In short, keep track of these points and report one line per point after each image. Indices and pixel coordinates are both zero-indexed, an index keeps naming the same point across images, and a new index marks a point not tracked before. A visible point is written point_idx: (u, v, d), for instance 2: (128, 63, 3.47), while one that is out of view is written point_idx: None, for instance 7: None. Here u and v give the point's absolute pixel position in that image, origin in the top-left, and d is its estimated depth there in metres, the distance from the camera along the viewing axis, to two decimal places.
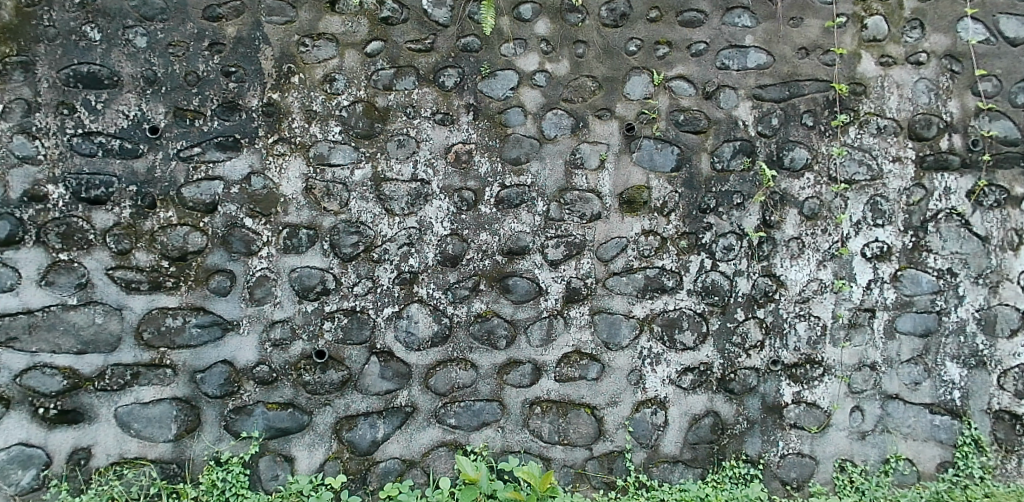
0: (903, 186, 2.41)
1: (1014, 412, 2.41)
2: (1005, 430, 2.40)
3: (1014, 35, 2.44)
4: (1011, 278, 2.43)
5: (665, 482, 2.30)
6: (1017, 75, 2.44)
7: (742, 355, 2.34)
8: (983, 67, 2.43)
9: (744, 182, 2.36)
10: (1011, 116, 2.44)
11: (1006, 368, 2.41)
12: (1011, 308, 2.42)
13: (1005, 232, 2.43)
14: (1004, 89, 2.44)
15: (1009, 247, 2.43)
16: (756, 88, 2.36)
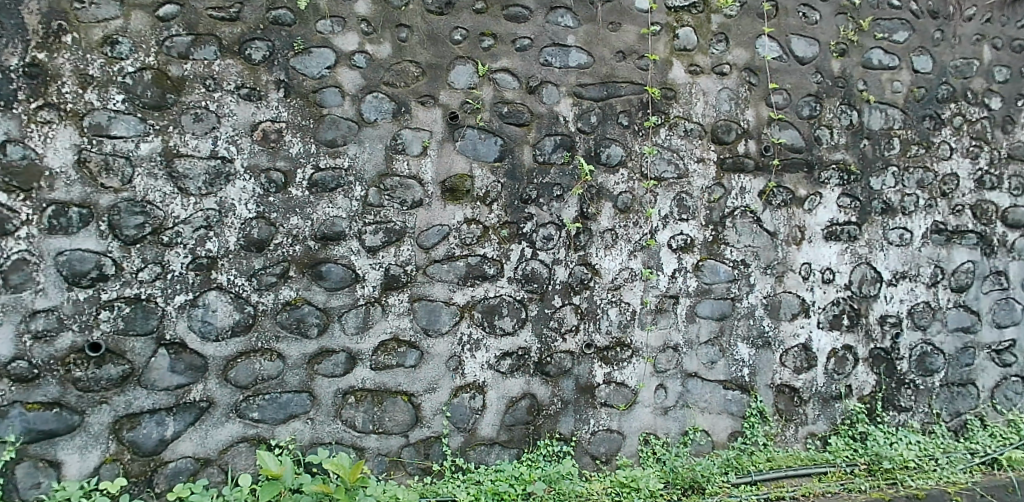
0: (705, 185, 2.55)
1: (794, 386, 2.61)
2: (785, 401, 2.61)
3: (803, 54, 2.60)
4: (794, 269, 2.60)
5: (482, 464, 2.39)
6: (804, 90, 2.61)
7: (558, 339, 2.45)
8: (775, 81, 2.58)
9: (563, 175, 2.45)
10: (798, 127, 2.60)
11: (788, 348, 2.60)
12: (793, 295, 2.60)
13: (789, 228, 2.59)
14: (792, 103, 2.60)
15: (793, 241, 2.59)
16: (576, 87, 2.46)
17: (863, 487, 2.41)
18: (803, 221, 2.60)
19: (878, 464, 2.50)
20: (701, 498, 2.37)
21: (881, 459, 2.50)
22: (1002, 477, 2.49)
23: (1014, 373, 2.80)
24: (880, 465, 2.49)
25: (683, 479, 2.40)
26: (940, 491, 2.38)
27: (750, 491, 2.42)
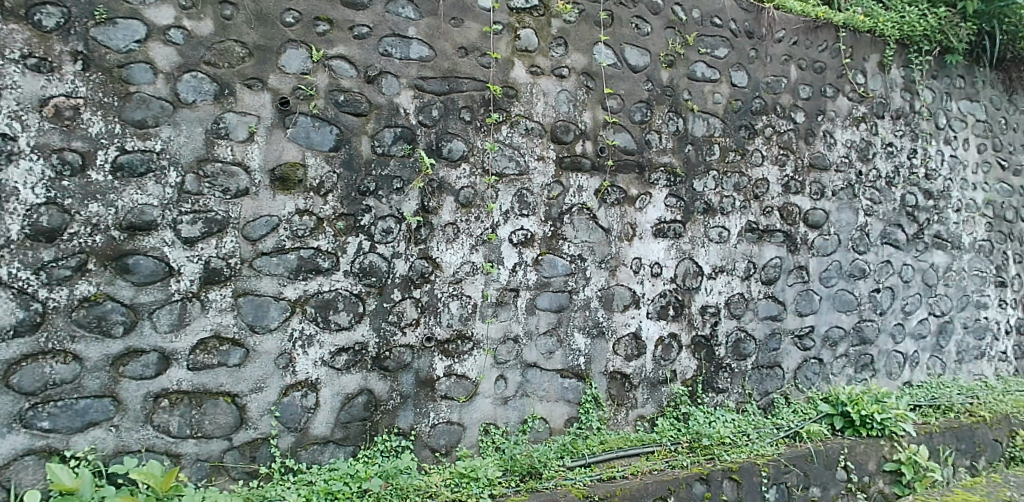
0: (545, 182, 2.63)
1: (625, 373, 2.72)
2: (618, 387, 2.72)
3: (636, 63, 2.71)
4: (626, 263, 2.71)
5: (315, 464, 2.31)
6: (637, 97, 2.72)
7: (398, 333, 2.43)
8: (610, 86, 2.69)
9: (404, 167, 2.44)
10: (632, 130, 2.71)
11: (621, 337, 2.71)
12: (626, 287, 2.71)
13: (623, 225, 2.70)
14: (626, 108, 2.71)
15: (626, 237, 2.71)
16: (417, 79, 2.45)
17: (685, 463, 2.52)
18: (636, 218, 2.71)
19: (698, 441, 2.64)
20: (538, 482, 2.38)
21: (700, 437, 2.66)
22: (802, 448, 2.65)
23: (813, 356, 2.98)
24: (700, 442, 2.63)
25: (520, 465, 2.43)
26: (751, 465, 2.53)
27: (583, 472, 2.47)
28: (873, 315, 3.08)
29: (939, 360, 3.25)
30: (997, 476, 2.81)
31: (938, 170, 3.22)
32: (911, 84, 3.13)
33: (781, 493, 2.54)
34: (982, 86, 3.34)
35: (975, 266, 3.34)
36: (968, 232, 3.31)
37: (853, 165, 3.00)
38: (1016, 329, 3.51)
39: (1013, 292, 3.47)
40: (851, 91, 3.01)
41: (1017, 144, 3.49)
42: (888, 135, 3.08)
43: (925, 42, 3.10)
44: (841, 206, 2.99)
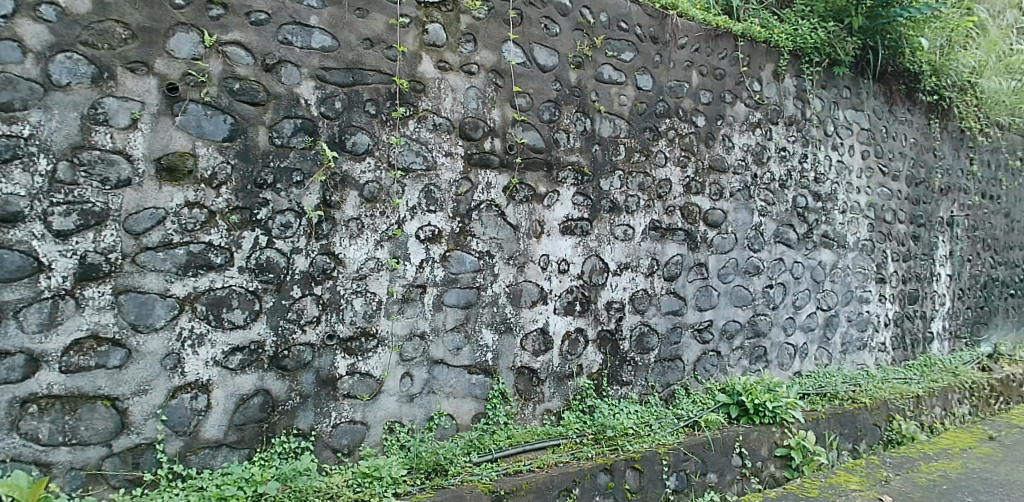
0: (453, 178, 2.62)
1: (532, 368, 2.76)
2: (526, 382, 2.75)
3: (544, 62, 2.76)
4: (534, 259, 2.75)
5: (206, 468, 2.20)
6: (545, 96, 2.76)
7: (298, 331, 2.36)
8: (519, 85, 2.72)
9: (304, 160, 2.36)
10: (540, 129, 2.75)
11: (528, 333, 2.74)
12: (534, 283, 2.74)
13: (531, 222, 2.74)
14: (535, 107, 2.74)
15: (534, 234, 2.74)
16: (320, 70, 2.39)
17: (590, 455, 2.55)
18: (544, 216, 2.75)
19: (603, 432, 2.68)
20: (443, 479, 2.36)
21: (605, 428, 2.69)
22: (699, 436, 2.75)
23: (711, 349, 3.12)
24: (605, 433, 2.67)
25: (425, 463, 2.39)
26: (653, 454, 2.59)
27: (489, 467, 2.45)
28: (767, 309, 3.27)
29: (826, 351, 3.48)
30: (875, 458, 2.98)
31: (826, 174, 3.45)
32: (802, 93, 3.34)
33: (681, 480, 2.63)
34: (866, 96, 3.60)
35: (857, 264, 3.60)
36: (851, 232, 3.57)
37: (749, 168, 3.17)
38: (894, 322, 3.81)
39: (891, 288, 3.77)
40: (748, 98, 3.17)
41: (896, 152, 3.78)
42: (781, 140, 3.27)
43: (816, 54, 3.31)
44: (738, 206, 3.15)
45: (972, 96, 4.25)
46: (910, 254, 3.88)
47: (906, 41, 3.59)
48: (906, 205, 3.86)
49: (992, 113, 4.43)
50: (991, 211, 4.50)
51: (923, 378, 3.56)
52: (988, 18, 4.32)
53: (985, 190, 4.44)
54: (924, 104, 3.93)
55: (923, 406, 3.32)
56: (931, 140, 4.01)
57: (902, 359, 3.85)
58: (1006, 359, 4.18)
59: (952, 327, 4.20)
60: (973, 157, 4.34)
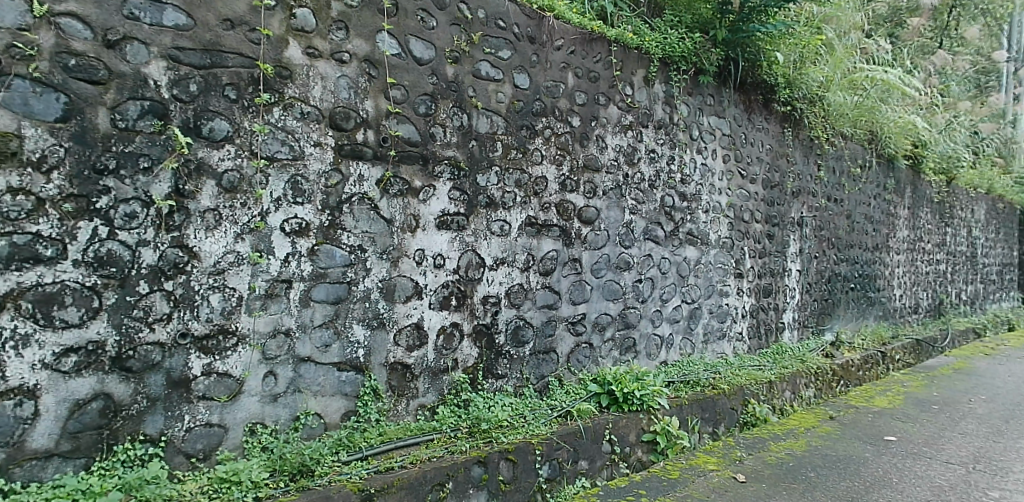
0: (322, 169, 2.52)
1: (406, 363, 2.72)
2: (399, 378, 2.71)
3: (421, 55, 2.73)
4: (409, 254, 2.71)
5: (33, 482, 1.90)
6: (421, 89, 2.73)
7: (144, 329, 2.12)
8: (394, 76, 2.68)
9: (153, 145, 2.15)
10: (416, 122, 2.72)
11: (402, 328, 2.71)
12: (408, 278, 2.71)
13: (406, 216, 2.69)
14: (410, 99, 2.71)
15: (409, 229, 2.70)
16: (172, 49, 2.19)
17: (464, 448, 2.54)
18: (419, 210, 2.72)
19: (477, 426, 2.70)
20: (310, 480, 2.20)
21: (480, 422, 2.72)
22: (572, 425, 2.80)
23: (584, 340, 3.21)
24: (479, 426, 2.69)
25: (290, 465, 2.21)
26: (526, 444, 2.63)
27: (359, 466, 2.34)
28: (636, 302, 3.44)
29: (689, 341, 3.72)
30: (732, 439, 3.22)
31: (691, 175, 3.69)
32: (671, 99, 3.54)
33: (554, 469, 2.69)
34: (727, 105, 3.89)
35: (719, 260, 3.88)
36: (714, 230, 3.83)
37: (621, 168, 3.32)
38: (751, 313, 4.14)
39: (748, 282, 4.10)
40: (620, 101, 3.31)
41: (754, 157, 4.11)
42: (651, 143, 3.46)
43: (683, 62, 3.52)
44: (610, 204, 3.28)
45: (819, 108, 4.72)
46: (765, 251, 4.23)
47: (763, 54, 3.89)
48: (762, 206, 4.21)
49: (835, 124, 4.95)
50: (835, 213, 5.01)
51: (775, 364, 3.90)
52: (836, 36, 4.64)
53: (830, 194, 4.93)
54: (778, 114, 4.31)
55: (775, 390, 3.64)
56: (785, 147, 4.40)
57: (757, 347, 4.19)
58: (844, 347, 4.71)
59: (801, 317, 4.63)
60: (820, 163, 4.81)
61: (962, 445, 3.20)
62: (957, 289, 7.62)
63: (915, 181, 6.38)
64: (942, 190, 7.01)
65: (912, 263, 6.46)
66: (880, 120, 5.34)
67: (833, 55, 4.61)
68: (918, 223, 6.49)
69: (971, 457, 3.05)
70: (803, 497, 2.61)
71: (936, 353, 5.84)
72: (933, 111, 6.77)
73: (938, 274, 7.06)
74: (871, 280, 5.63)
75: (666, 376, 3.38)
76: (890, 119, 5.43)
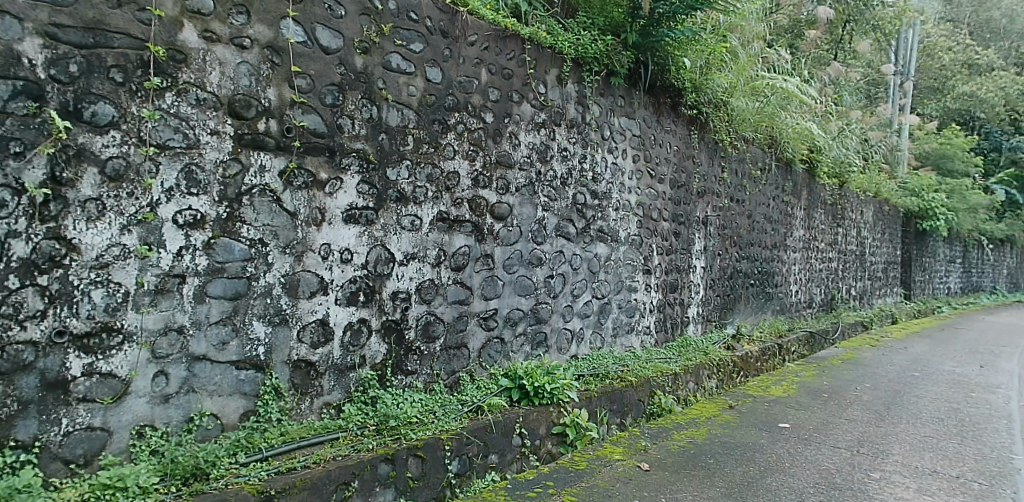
0: (219, 158, 2.32)
1: (310, 360, 2.59)
2: (303, 376, 2.57)
3: (328, 44, 2.61)
4: (314, 249, 2.58)
5: None
6: (327, 79, 2.62)
7: (14, 328, 1.84)
8: (299, 65, 2.54)
9: (26, 129, 1.89)
10: (322, 113, 2.60)
11: (306, 324, 2.57)
12: (313, 273, 2.58)
13: (311, 209, 2.56)
14: (316, 89, 2.59)
15: (314, 222, 2.57)
16: (50, 26, 1.94)
17: (370, 445, 2.45)
18: (325, 203, 2.60)
19: (385, 423, 2.61)
20: (205, 484, 2.03)
21: (388, 419, 2.63)
22: (483, 420, 2.78)
23: (496, 335, 3.21)
24: (387, 424, 2.61)
25: (182, 468, 2.02)
26: (436, 440, 2.56)
27: (258, 467, 2.19)
28: (548, 298, 3.49)
29: (599, 335, 3.83)
30: (637, 430, 3.34)
31: (602, 174, 3.81)
32: (583, 99, 3.62)
33: (463, 464, 2.65)
34: (637, 106, 4.03)
35: (628, 257, 4.02)
36: (623, 227, 3.97)
37: (534, 165, 3.36)
38: (657, 308, 4.31)
39: (655, 278, 4.27)
40: (533, 99, 3.34)
41: (662, 157, 4.28)
42: (563, 141, 3.52)
43: (595, 63, 3.61)
44: (523, 201, 3.31)
45: (723, 112, 4.98)
46: (672, 248, 4.42)
47: (671, 59, 4.08)
48: (669, 205, 4.39)
49: (738, 128, 5.23)
50: (738, 213, 5.29)
51: (680, 357, 4.08)
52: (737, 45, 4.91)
53: (733, 195, 5.20)
54: (686, 117, 4.50)
55: (679, 382, 3.81)
56: (692, 148, 4.60)
57: (664, 341, 4.36)
58: (744, 339, 4.98)
59: (705, 312, 4.86)
60: (724, 165, 5.07)
61: (846, 430, 3.46)
62: (848, 285, 8.20)
63: (810, 184, 6.82)
64: (835, 193, 7.54)
65: (808, 261, 6.90)
66: (777, 123, 5.73)
67: (737, 62, 4.89)
68: (813, 223, 6.95)
69: (854, 441, 3.30)
70: (702, 483, 2.74)
71: (827, 345, 6.32)
72: (826, 119, 7.32)
73: (831, 271, 7.59)
74: (770, 276, 5.98)
75: (577, 369, 3.46)
76: (788, 124, 5.89)
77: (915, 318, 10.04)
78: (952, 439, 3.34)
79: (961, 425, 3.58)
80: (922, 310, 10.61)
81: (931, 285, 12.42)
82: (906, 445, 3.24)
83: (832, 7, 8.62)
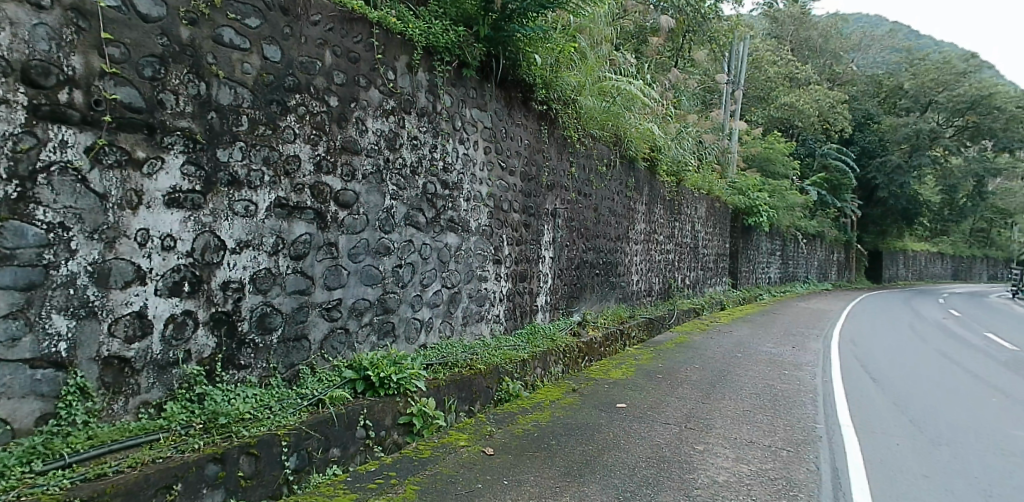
0: (6, 131, 1.91)
1: (125, 357, 2.23)
2: (115, 374, 2.20)
3: (147, 12, 2.29)
4: (127, 235, 2.23)
5: None
6: (146, 50, 2.29)
7: None
8: (111, 32, 2.19)
9: None
10: (138, 86, 2.26)
11: (119, 317, 2.21)
12: (127, 261, 2.23)
13: (124, 191, 2.22)
14: (133, 60, 2.25)
15: (128, 206, 2.23)
16: None
17: (196, 446, 2.18)
18: (142, 184, 2.28)
19: (213, 421, 2.37)
20: None
21: (217, 416, 2.39)
22: (323, 413, 2.64)
23: (340, 325, 3.09)
24: (216, 422, 2.36)
25: None
26: (271, 436, 2.38)
27: (58, 474, 1.85)
28: (396, 287, 3.46)
29: (448, 324, 3.88)
30: (484, 416, 3.44)
31: (453, 164, 3.86)
32: (434, 88, 3.63)
33: (301, 459, 2.50)
34: (489, 99, 4.13)
35: (478, 247, 4.15)
36: (474, 218, 4.09)
37: (382, 152, 3.30)
38: (508, 297, 4.52)
39: (505, 268, 4.46)
40: (382, 85, 3.27)
41: (512, 150, 4.45)
42: (413, 129, 3.50)
43: (447, 53, 3.62)
44: (370, 188, 3.24)
45: (572, 109, 5.25)
46: (522, 239, 4.65)
47: (523, 55, 4.23)
48: (519, 197, 4.59)
49: (587, 125, 5.54)
50: (586, 206, 5.62)
51: (529, 344, 4.34)
52: (586, 46, 5.26)
53: (582, 189, 5.52)
54: (536, 112, 4.71)
55: (528, 367, 4.04)
56: (541, 143, 4.82)
57: (513, 329, 4.57)
58: (588, 325, 5.47)
59: (553, 300, 5.17)
60: (573, 161, 5.35)
61: (677, 407, 3.77)
62: (684, 275, 9.01)
63: (652, 181, 7.34)
64: (675, 190, 8.21)
65: (650, 252, 7.49)
66: (625, 124, 6.18)
67: (585, 62, 5.21)
68: (654, 217, 7.55)
69: (683, 417, 3.60)
70: (542, 462, 2.85)
71: (665, 330, 7.17)
72: (666, 121, 8.00)
73: (670, 262, 8.30)
74: (615, 267, 6.45)
75: (426, 359, 3.47)
76: (632, 125, 6.36)
77: (739, 304, 11.36)
78: (765, 412, 3.76)
79: (774, 400, 4.08)
80: (746, 297, 12.02)
81: (757, 274, 14.09)
82: (728, 419, 3.59)
83: (671, 18, 9.45)
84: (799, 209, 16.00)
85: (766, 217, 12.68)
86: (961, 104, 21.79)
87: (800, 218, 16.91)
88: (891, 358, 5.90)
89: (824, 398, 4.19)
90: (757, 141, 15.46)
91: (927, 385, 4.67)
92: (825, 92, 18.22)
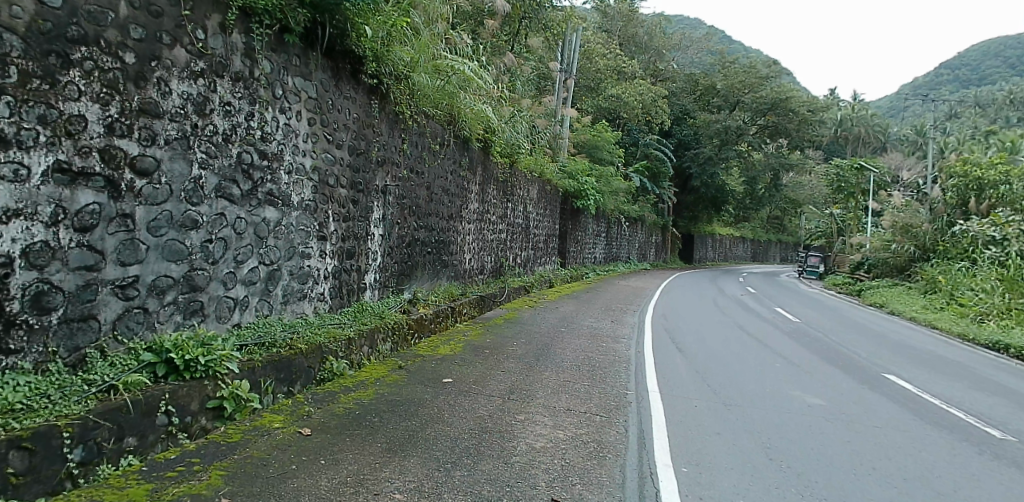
0: None
1: None
2: None
3: None
4: None
5: None
6: None
7: None
8: None
9: None
10: None
11: None
12: None
13: None
14: None
15: None
16: None
17: None
18: None
19: None
20: None
21: None
22: (115, 401, 2.38)
23: (136, 305, 2.84)
24: None
25: None
26: (49, 427, 2.06)
27: None
28: (205, 264, 3.26)
29: (265, 302, 3.75)
30: (302, 396, 3.43)
31: (273, 135, 3.69)
32: (251, 52, 3.42)
33: (89, 451, 2.21)
34: (314, 68, 3.99)
35: (301, 222, 4.03)
36: (296, 192, 3.95)
37: (188, 117, 3.05)
38: (333, 275, 4.47)
39: (330, 245, 4.39)
40: (189, 44, 3.01)
41: (339, 124, 4.36)
42: (225, 95, 3.28)
43: (266, 16, 3.43)
44: (174, 156, 2.99)
45: (404, 85, 5.25)
46: (349, 215, 4.61)
47: (352, 25, 4.13)
48: (347, 172, 4.53)
49: (419, 103, 5.58)
50: (417, 185, 5.74)
51: (355, 322, 4.37)
52: (420, 21, 5.20)
53: (413, 166, 5.60)
54: (366, 85, 4.65)
55: (353, 346, 4.12)
56: (372, 118, 4.78)
57: (339, 307, 4.56)
58: (419, 303, 5.66)
59: (382, 278, 5.23)
60: (404, 137, 5.39)
61: (500, 380, 3.99)
62: (515, 254, 9.45)
63: (484, 161, 7.59)
64: (507, 172, 8.56)
65: (482, 232, 7.77)
66: (458, 105, 6.32)
67: (419, 39, 5.19)
68: (487, 197, 7.81)
69: (507, 389, 3.82)
70: (364, 440, 2.87)
71: (496, 307, 7.58)
72: (499, 104, 8.29)
73: (501, 241, 8.67)
74: (446, 245, 6.65)
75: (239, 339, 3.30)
76: (466, 104, 6.50)
77: (567, 283, 12.22)
78: (582, 382, 4.10)
79: (592, 370, 4.46)
80: (573, 276, 12.97)
81: (585, 254, 15.24)
82: (548, 390, 3.86)
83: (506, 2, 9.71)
84: (621, 194, 17.54)
85: (592, 199, 13.83)
86: (761, 105, 24.92)
87: (624, 201, 18.46)
88: (700, 329, 6.69)
89: (637, 367, 4.63)
90: (586, 128, 16.58)
91: (723, 353, 5.37)
92: (650, 89, 19.96)
